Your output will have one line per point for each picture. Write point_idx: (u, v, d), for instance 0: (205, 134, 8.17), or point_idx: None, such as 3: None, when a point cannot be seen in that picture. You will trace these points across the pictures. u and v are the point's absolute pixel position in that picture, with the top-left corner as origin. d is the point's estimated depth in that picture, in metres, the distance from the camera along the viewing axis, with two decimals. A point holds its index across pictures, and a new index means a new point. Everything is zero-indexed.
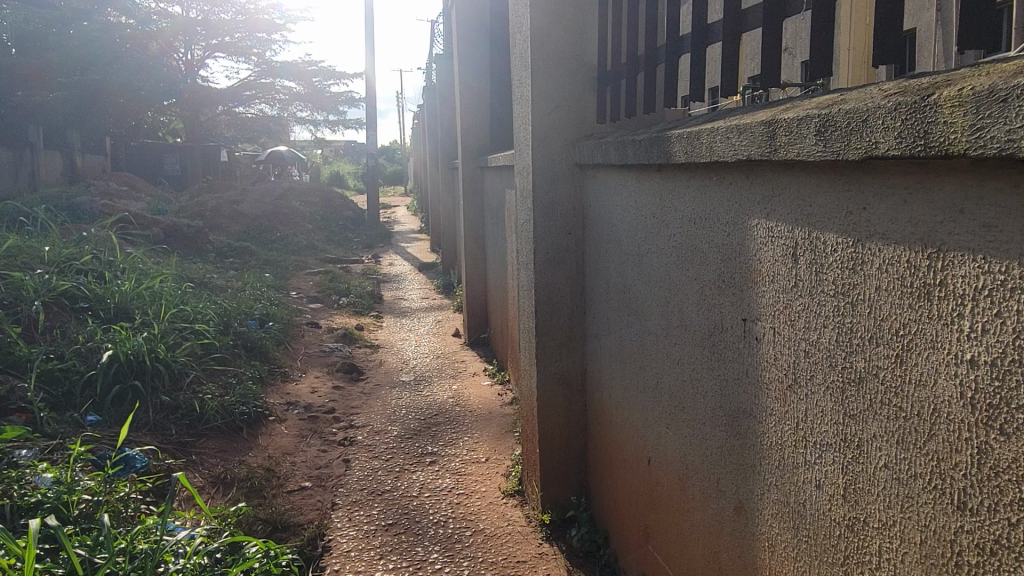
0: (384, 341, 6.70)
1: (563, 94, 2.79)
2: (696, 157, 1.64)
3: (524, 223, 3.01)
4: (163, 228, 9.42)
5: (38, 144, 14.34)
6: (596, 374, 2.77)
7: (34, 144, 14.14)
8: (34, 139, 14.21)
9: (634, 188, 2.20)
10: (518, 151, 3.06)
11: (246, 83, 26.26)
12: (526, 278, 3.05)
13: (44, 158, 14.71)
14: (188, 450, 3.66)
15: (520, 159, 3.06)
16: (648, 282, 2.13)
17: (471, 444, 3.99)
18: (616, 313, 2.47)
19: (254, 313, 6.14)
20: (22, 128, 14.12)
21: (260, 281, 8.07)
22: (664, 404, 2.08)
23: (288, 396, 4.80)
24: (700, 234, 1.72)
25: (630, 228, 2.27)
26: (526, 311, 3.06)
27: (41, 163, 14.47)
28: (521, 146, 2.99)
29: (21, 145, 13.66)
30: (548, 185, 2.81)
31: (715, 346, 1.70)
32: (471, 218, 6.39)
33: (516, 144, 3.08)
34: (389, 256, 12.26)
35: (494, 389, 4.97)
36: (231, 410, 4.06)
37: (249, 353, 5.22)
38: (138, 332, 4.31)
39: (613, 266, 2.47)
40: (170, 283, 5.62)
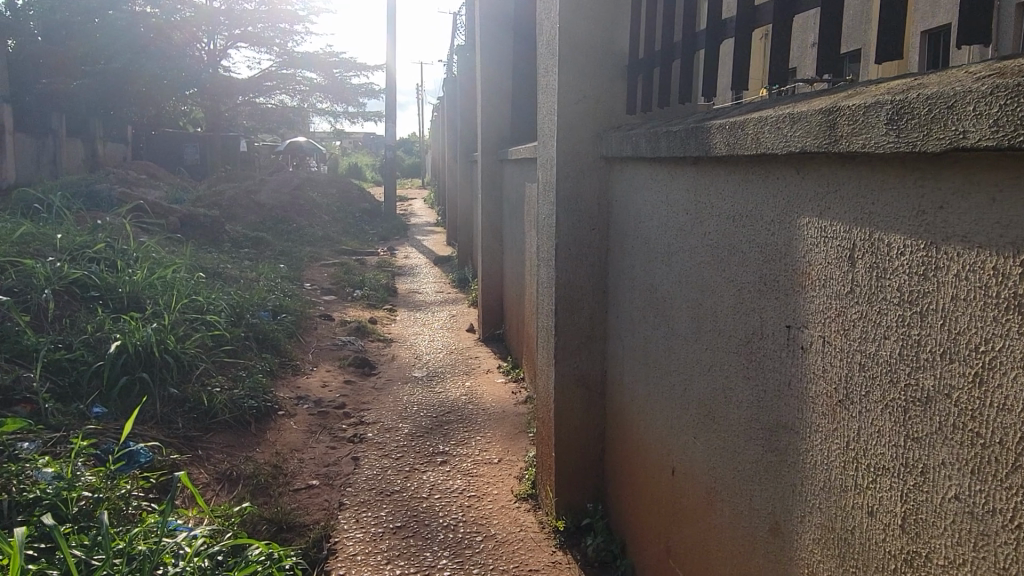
0: (398, 335, 6.60)
1: (590, 85, 2.65)
2: (740, 148, 1.51)
3: (546, 218, 2.88)
4: (179, 217, 9.39)
5: (60, 131, 14.47)
6: (618, 377, 2.63)
7: (56, 131, 14.27)
8: (57, 126, 14.34)
9: (666, 183, 2.07)
10: (541, 143, 2.94)
11: (267, 73, 26.30)
12: (545, 275, 2.92)
13: (66, 145, 14.84)
14: (194, 445, 3.57)
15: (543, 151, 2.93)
16: (678, 283, 1.99)
17: (483, 443, 3.87)
18: (642, 315, 2.33)
19: (266, 304, 6.06)
20: (45, 114, 14.25)
21: (274, 272, 8.00)
22: (691, 414, 1.92)
23: (299, 389, 4.71)
24: (741, 233, 1.58)
25: (660, 224, 2.13)
26: (545, 310, 2.93)
27: (64, 149, 14.61)
28: (544, 138, 2.87)
29: (43, 132, 13.78)
30: (572, 179, 2.67)
31: (753, 353, 1.55)
32: (489, 213, 6.27)
33: (539, 136, 2.96)
34: (405, 249, 12.17)
35: (508, 387, 4.84)
36: (239, 404, 3.99)
37: (260, 346, 5.14)
38: (148, 322, 4.23)
39: (640, 264, 2.33)
40: (182, 272, 5.55)
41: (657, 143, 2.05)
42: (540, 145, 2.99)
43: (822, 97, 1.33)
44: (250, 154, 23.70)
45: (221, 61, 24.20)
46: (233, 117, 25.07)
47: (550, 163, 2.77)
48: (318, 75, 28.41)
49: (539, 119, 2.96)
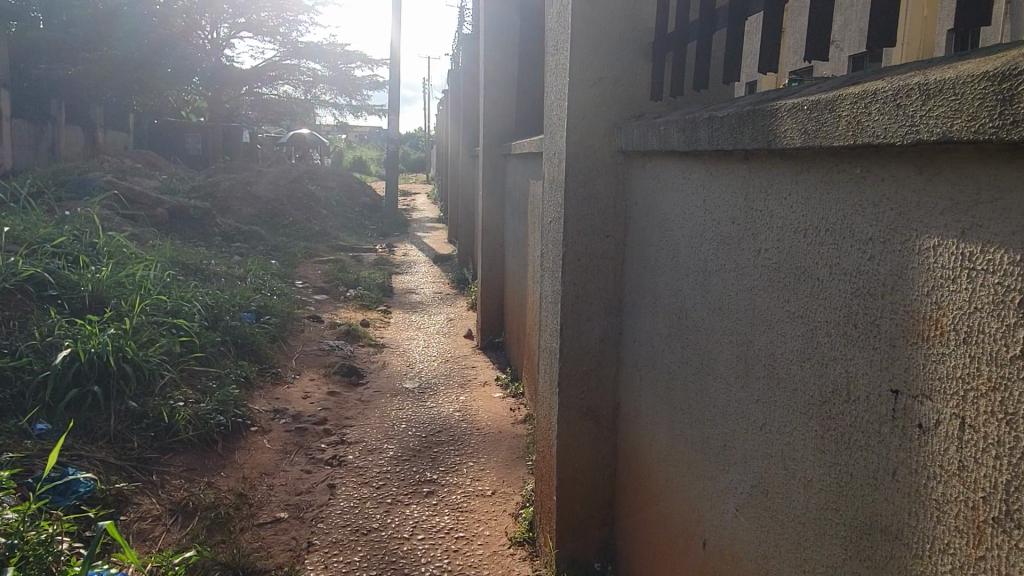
0: (390, 340, 6.19)
1: (607, 65, 2.23)
2: (824, 138, 1.10)
3: (552, 222, 2.47)
4: (168, 209, 8.99)
5: (59, 117, 14.20)
6: (634, 413, 2.21)
7: (55, 117, 14.02)
8: (55, 113, 14.08)
9: (704, 182, 1.65)
10: (547, 135, 2.54)
11: (272, 63, 25.94)
12: (549, 288, 2.51)
13: (65, 132, 14.57)
14: (149, 469, 3.18)
15: (550, 143, 2.51)
16: (717, 311, 1.58)
17: (476, 471, 3.45)
18: (666, 343, 1.91)
19: (249, 305, 5.66)
20: (44, 101, 14.00)
21: (263, 269, 7.60)
22: (731, 480, 1.51)
23: (276, 402, 4.30)
24: (820, 254, 1.16)
25: (694, 236, 1.71)
26: (548, 329, 2.52)
27: (62, 136, 14.34)
28: (552, 129, 2.46)
29: (41, 118, 13.51)
30: (584, 176, 2.26)
31: (832, 420, 1.13)
32: (491, 212, 5.85)
33: (545, 127, 2.57)
34: (405, 246, 11.74)
35: (506, 404, 4.42)
36: (203, 420, 3.59)
37: (237, 351, 4.74)
38: (108, 326, 3.84)
39: (665, 282, 1.92)
40: (158, 269, 5.16)
41: (691, 133, 1.64)
42: (547, 137, 2.59)
43: (961, 64, 0.92)
44: (252, 145, 23.29)
45: (225, 50, 23.76)
46: (236, 107, 24.65)
47: (559, 156, 2.35)
48: (323, 67, 27.93)
49: (546, 106, 2.56)
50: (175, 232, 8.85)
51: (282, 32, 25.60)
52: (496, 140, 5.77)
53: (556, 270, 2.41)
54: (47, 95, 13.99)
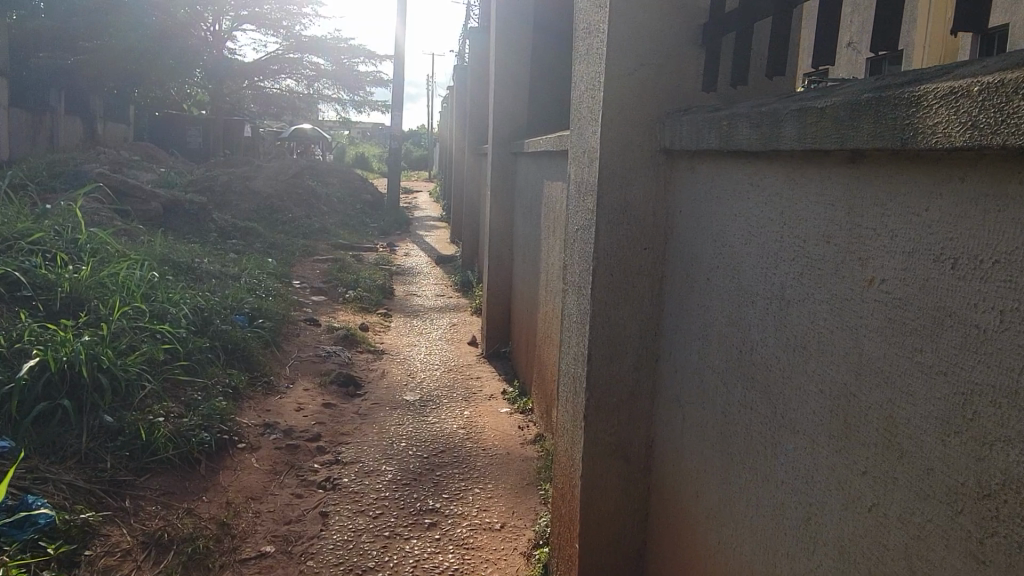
0: (390, 346, 5.89)
1: (650, 50, 1.92)
2: (1006, 134, 0.79)
3: (579, 230, 2.16)
4: (162, 203, 8.69)
5: (59, 108, 13.95)
6: (672, 455, 1.91)
7: (55, 108, 13.77)
8: (55, 103, 13.83)
9: (784, 190, 1.34)
10: (575, 131, 2.22)
11: (275, 57, 25.63)
12: (574, 305, 2.20)
13: (65, 123, 14.32)
14: (122, 493, 2.87)
15: (576, 140, 2.20)
16: (799, 351, 1.27)
17: (483, 500, 3.15)
18: (722, 381, 1.61)
19: (242, 308, 5.36)
20: (43, 91, 13.75)
21: (259, 268, 7.29)
22: (818, 566, 1.20)
23: (266, 416, 3.99)
24: (985, 293, 0.86)
25: (767, 256, 1.40)
26: (572, 351, 2.21)
27: (61, 127, 14.09)
28: (582, 123, 2.14)
29: (40, 108, 13.26)
30: (620, 179, 1.95)
31: (1004, 524, 0.82)
32: (499, 214, 5.53)
33: (572, 122, 2.26)
34: (406, 246, 11.42)
35: (514, 421, 4.12)
36: (185, 437, 3.28)
37: (226, 358, 4.43)
38: (84, 332, 3.53)
39: (722, 307, 1.61)
40: (145, 268, 4.85)
41: (769, 130, 1.33)
42: (573, 133, 2.28)
43: None
44: (254, 139, 22.97)
45: (228, 43, 23.45)
46: (238, 101, 24.35)
47: (589, 153, 2.04)
48: (326, 61, 27.59)
49: (573, 99, 2.25)
50: (169, 228, 8.55)
51: (285, 26, 25.27)
52: (506, 139, 5.45)
53: (583, 285, 2.10)
54: (46, 86, 13.75)
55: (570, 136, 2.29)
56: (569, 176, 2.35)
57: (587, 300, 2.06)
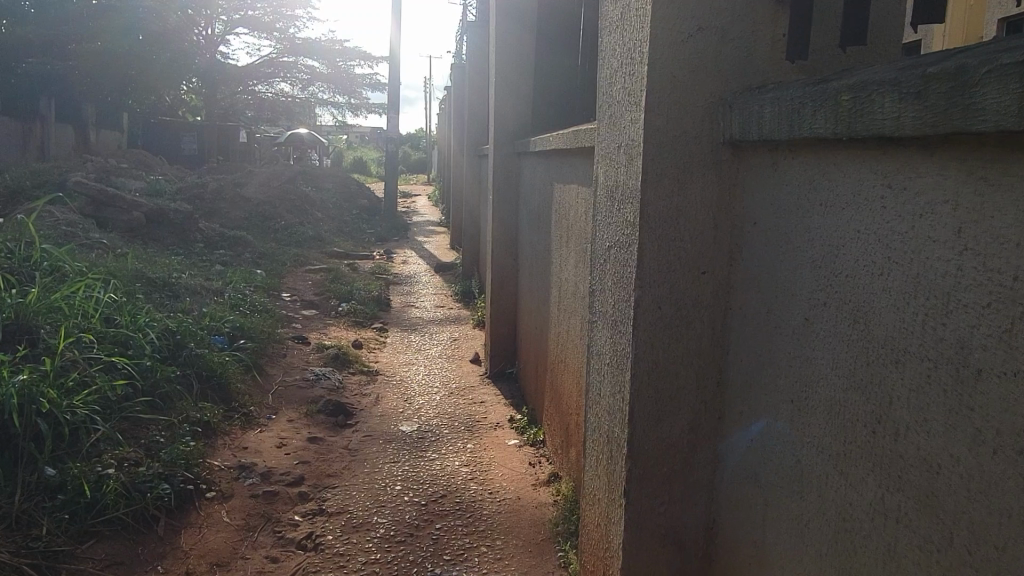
0: (385, 366, 5.42)
1: (709, 9, 1.44)
2: None
3: (613, 249, 1.68)
4: (145, 212, 8.23)
5: (49, 116, 13.56)
6: (747, 552, 1.42)
7: (45, 116, 13.38)
8: (45, 111, 13.44)
9: (967, 197, 0.86)
10: (605, 122, 1.75)
11: (269, 60, 25.21)
12: (607, 341, 1.72)
13: (55, 131, 13.93)
14: (56, 568, 2.40)
15: (608, 132, 1.72)
16: (1011, 459, 0.78)
17: (492, 564, 2.66)
18: (839, 471, 1.11)
19: (223, 328, 4.90)
20: (32, 98, 13.35)
21: (245, 281, 6.82)
22: None
23: (241, 457, 3.51)
24: None
25: (927, 297, 0.92)
26: (606, 402, 1.72)
27: (51, 135, 13.70)
28: (615, 112, 1.67)
29: (28, 117, 12.88)
30: (669, 183, 1.48)
31: None
32: (503, 222, 5.04)
33: (599, 111, 1.79)
34: (404, 252, 10.95)
35: (524, 457, 3.65)
36: (140, 490, 2.80)
37: (200, 388, 3.97)
38: (23, 369, 3.06)
39: (834, 362, 1.13)
40: (110, 287, 4.39)
41: (940, 104, 0.85)
42: (601, 124, 1.80)
43: None
44: (249, 144, 22.53)
45: (220, 47, 22.97)
46: (232, 106, 23.93)
47: (627, 148, 1.56)
48: (321, 64, 27.11)
49: (600, 83, 1.78)
50: (152, 239, 8.08)
51: (279, 29, 24.85)
52: (508, 137, 4.96)
53: (619, 317, 1.61)
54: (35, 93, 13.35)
55: (597, 128, 1.82)
56: (595, 178, 1.87)
57: (625, 337, 1.57)
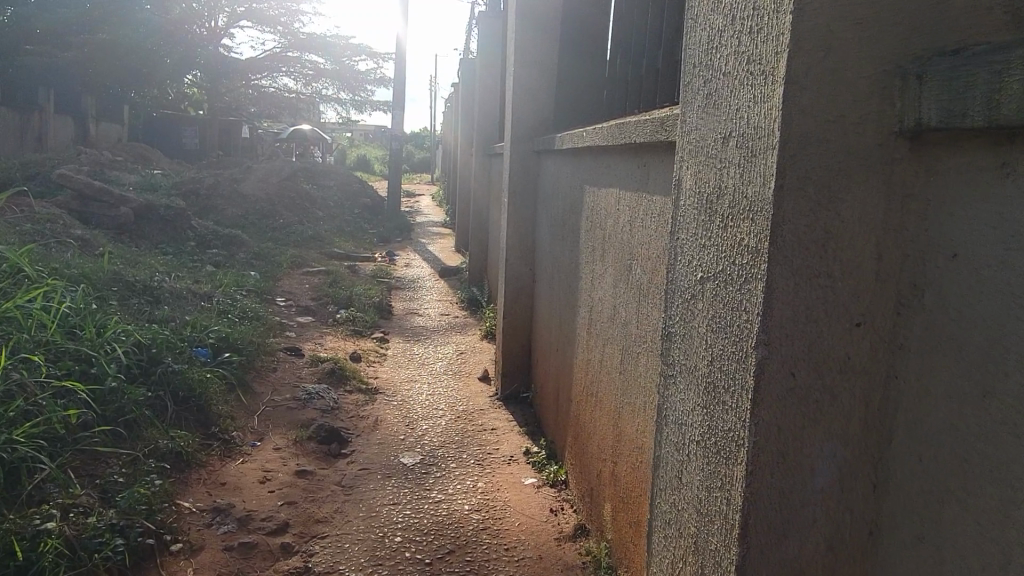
0: (386, 382, 4.93)
1: None
2: None
3: (714, 288, 1.23)
4: (134, 208, 7.77)
5: (48, 107, 13.19)
6: None
7: (45, 107, 13.03)
8: (45, 102, 13.09)
9: None
10: (697, 107, 1.33)
11: (273, 55, 24.80)
12: (696, 407, 1.28)
13: (55, 123, 13.58)
14: None
15: (706, 129, 1.28)
16: None
17: None
18: None
19: (207, 338, 4.42)
20: (32, 89, 13.00)
21: (236, 284, 6.34)
22: None
23: (218, 496, 3.03)
24: None
25: None
26: (696, 495, 1.26)
27: (51, 127, 13.34)
28: (722, 94, 1.24)
29: (27, 108, 12.53)
30: (817, 201, 1.07)
31: None
32: (519, 227, 4.55)
33: (686, 96, 1.37)
34: (406, 255, 10.45)
35: (544, 502, 3.17)
36: (87, 547, 2.33)
37: (175, 410, 3.50)
38: None
39: None
40: (76, 293, 3.93)
41: None
42: (690, 114, 1.37)
43: None
44: (252, 140, 22.11)
45: (224, 40, 22.55)
46: (235, 101, 23.50)
47: (747, 137, 1.15)
48: (326, 60, 26.63)
49: (687, 59, 1.38)
50: (141, 237, 7.61)
51: (284, 22, 24.41)
52: (527, 133, 4.46)
53: (722, 373, 1.19)
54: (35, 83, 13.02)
55: (686, 118, 1.38)
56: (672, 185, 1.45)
57: (736, 405, 1.15)
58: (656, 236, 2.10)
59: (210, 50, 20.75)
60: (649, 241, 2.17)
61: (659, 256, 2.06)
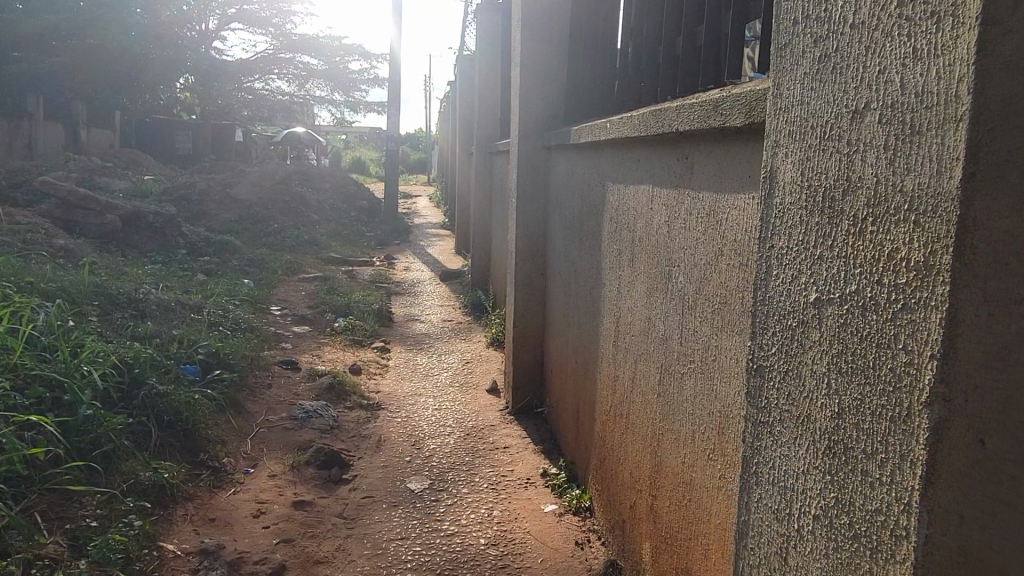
0: (388, 396, 4.62)
1: None
2: None
3: (849, 314, 0.97)
4: (121, 215, 7.48)
5: (37, 114, 12.94)
6: None
7: (34, 114, 12.79)
8: (34, 109, 12.86)
9: None
10: (805, 81, 1.06)
11: (266, 57, 24.48)
12: (818, 465, 1.02)
13: (44, 130, 13.34)
14: None
15: (826, 107, 1.02)
16: None
17: None
18: None
19: (196, 354, 4.11)
20: (20, 95, 12.76)
21: (228, 293, 6.02)
22: None
23: (206, 535, 2.71)
24: None
25: None
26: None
27: (41, 134, 13.10)
28: (850, 64, 0.98)
29: (17, 115, 12.30)
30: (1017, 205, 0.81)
31: None
32: (529, 228, 4.23)
33: (787, 68, 1.11)
34: (406, 259, 10.12)
35: (568, 533, 2.87)
36: None
37: (159, 437, 3.20)
38: None
39: None
40: (48, 311, 3.62)
41: None
42: (792, 92, 1.10)
43: None
44: (246, 144, 21.82)
45: (214, 42, 22.24)
46: (229, 105, 23.21)
47: (904, 109, 0.88)
48: (318, 61, 26.31)
49: (784, 21, 1.12)
50: (129, 245, 7.30)
51: (275, 24, 24.06)
52: (535, 127, 4.14)
53: (867, 427, 0.93)
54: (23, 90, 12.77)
55: (786, 97, 1.11)
56: (759, 185, 1.19)
57: (893, 472, 0.89)
58: (709, 239, 1.80)
59: (201, 53, 20.45)
60: (698, 244, 1.87)
61: (714, 262, 1.77)
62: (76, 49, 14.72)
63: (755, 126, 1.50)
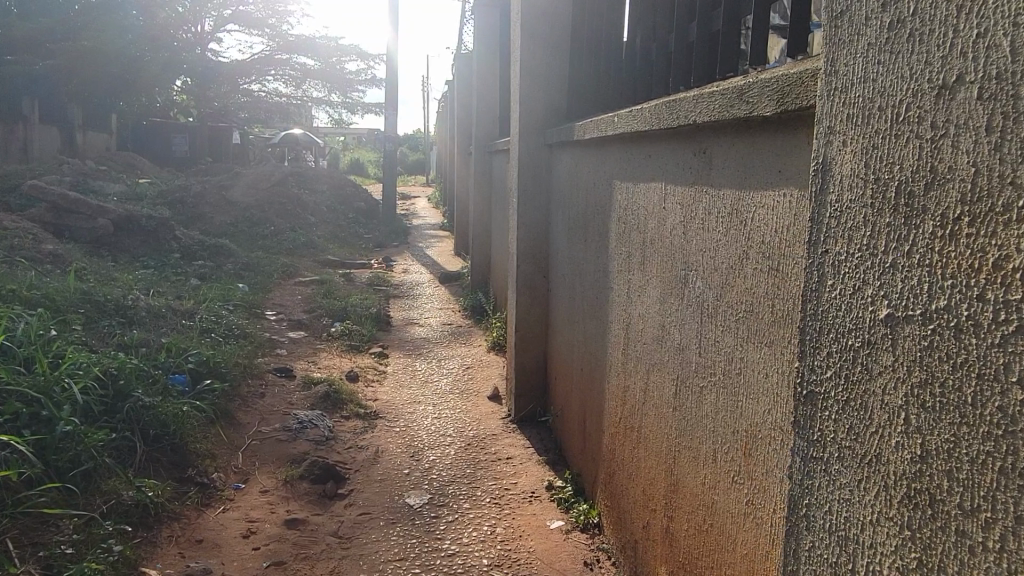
0: (386, 405, 4.46)
1: None
2: None
3: (936, 336, 0.81)
4: (113, 219, 7.32)
5: (32, 117, 12.80)
6: None
7: (28, 118, 12.65)
8: (28, 112, 12.72)
9: None
10: (873, 57, 0.91)
11: (262, 59, 24.30)
12: (895, 518, 0.86)
13: (39, 134, 13.20)
14: None
15: (902, 86, 0.86)
16: None
17: None
18: None
19: (185, 364, 3.95)
20: (14, 99, 12.62)
21: (221, 298, 5.86)
22: None
23: (191, 559, 2.55)
24: None
25: None
26: None
27: (36, 137, 12.96)
28: (933, 34, 0.82)
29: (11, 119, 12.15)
30: None
31: None
32: (531, 230, 4.06)
33: (848, 46, 0.96)
34: (404, 261, 9.96)
35: (576, 552, 2.71)
36: None
37: (144, 452, 3.04)
38: None
39: None
40: (28, 320, 3.46)
41: None
42: (855, 71, 0.95)
43: None
44: (243, 146, 21.66)
45: (210, 44, 22.06)
46: (226, 107, 23.05)
47: (1009, 85, 0.72)
48: (315, 61, 26.16)
49: None
50: (121, 249, 7.14)
51: (271, 25, 23.87)
52: (537, 123, 3.98)
53: (963, 479, 0.77)
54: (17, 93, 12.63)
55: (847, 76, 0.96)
56: (811, 185, 1.04)
57: (1001, 536, 0.73)
58: (733, 240, 1.64)
59: (197, 54, 20.31)
60: (719, 246, 1.71)
61: (738, 266, 1.61)
62: (71, 52, 14.58)
63: (788, 114, 1.34)
